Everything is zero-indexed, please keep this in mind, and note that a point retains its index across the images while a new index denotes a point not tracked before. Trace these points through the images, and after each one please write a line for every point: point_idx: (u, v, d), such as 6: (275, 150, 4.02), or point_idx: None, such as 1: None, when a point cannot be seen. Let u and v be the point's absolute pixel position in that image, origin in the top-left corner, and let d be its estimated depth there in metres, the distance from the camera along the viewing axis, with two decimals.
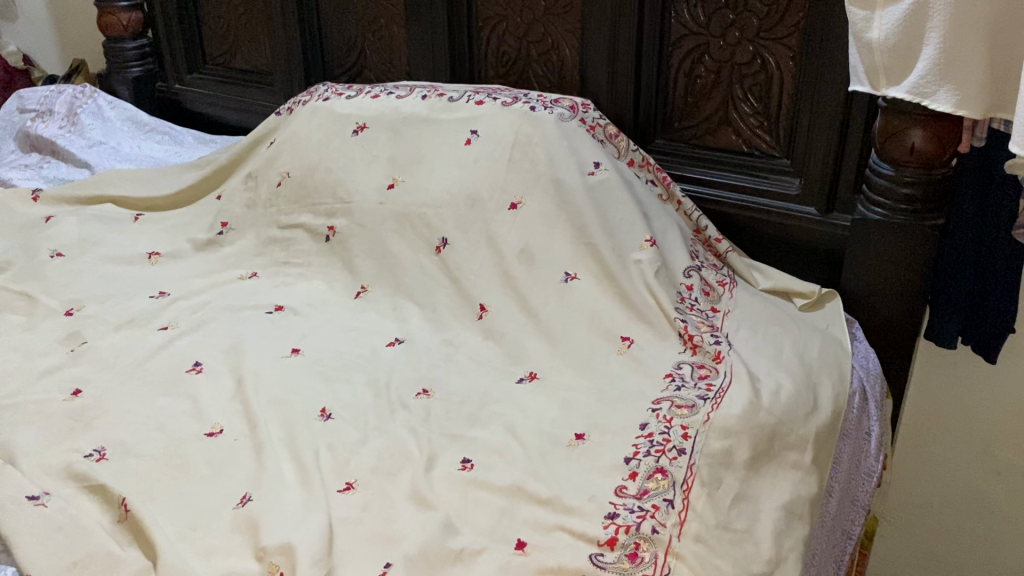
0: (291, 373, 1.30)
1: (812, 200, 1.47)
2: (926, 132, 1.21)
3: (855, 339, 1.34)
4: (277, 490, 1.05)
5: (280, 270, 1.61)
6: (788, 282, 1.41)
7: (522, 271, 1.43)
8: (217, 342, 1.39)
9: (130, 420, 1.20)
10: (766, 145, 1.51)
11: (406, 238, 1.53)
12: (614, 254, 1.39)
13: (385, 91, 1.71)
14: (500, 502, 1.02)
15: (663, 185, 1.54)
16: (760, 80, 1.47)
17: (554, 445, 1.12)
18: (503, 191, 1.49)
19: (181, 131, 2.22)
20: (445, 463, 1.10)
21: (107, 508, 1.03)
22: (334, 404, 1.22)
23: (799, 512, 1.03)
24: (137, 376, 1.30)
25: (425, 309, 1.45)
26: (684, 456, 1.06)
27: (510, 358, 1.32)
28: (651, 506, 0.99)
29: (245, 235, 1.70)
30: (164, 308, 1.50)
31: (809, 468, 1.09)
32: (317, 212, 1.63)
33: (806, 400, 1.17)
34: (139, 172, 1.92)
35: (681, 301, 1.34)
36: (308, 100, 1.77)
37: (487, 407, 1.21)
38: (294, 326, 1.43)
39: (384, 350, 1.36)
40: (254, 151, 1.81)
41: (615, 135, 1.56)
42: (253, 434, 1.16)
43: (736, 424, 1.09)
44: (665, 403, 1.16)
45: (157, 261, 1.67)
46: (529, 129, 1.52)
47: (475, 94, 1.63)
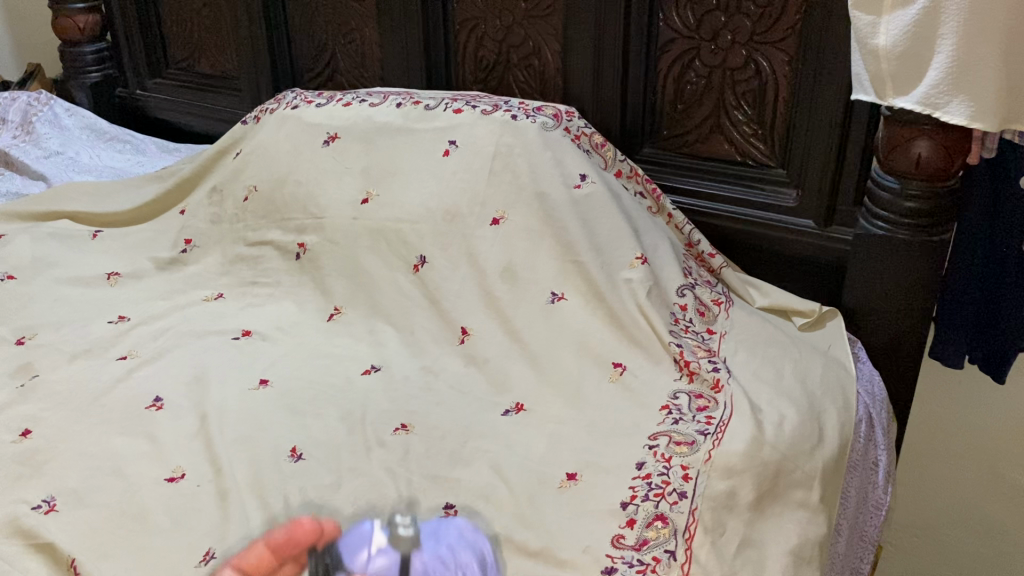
0: (259, 408, 1.20)
1: (809, 212, 1.40)
2: (933, 143, 1.14)
3: (858, 361, 1.27)
4: (243, 544, 0.96)
5: (247, 290, 1.52)
6: (786, 300, 1.34)
7: (505, 291, 1.34)
8: (179, 373, 1.29)
9: (83, 464, 1.10)
10: (759, 154, 1.44)
11: (381, 255, 1.44)
12: (604, 274, 1.30)
13: (357, 98, 1.62)
14: (487, 553, 0.94)
15: (653, 197, 1.47)
16: (754, 86, 1.40)
17: (543, 486, 1.04)
18: (484, 206, 1.40)
19: (144, 139, 2.12)
20: (426, 507, 1.01)
21: (54, 568, 0.93)
22: (305, 442, 1.13)
23: (808, 557, 0.96)
24: (92, 414, 1.20)
25: (402, 333, 1.37)
26: (686, 501, 0.98)
27: (494, 387, 1.24)
28: (651, 559, 0.91)
29: (210, 253, 1.61)
30: (123, 335, 1.40)
31: (817, 507, 1.02)
32: (286, 227, 1.54)
33: (811, 432, 1.09)
34: (98, 186, 1.83)
35: (675, 323, 1.27)
36: (275, 109, 1.67)
37: (469, 443, 1.12)
38: (263, 353, 1.34)
39: (359, 379, 1.27)
40: (220, 162, 1.71)
41: (601, 145, 1.47)
42: (217, 478, 1.07)
43: (739, 462, 1.02)
44: (662, 439, 1.09)
45: (117, 282, 1.57)
46: (511, 139, 1.43)
47: (453, 102, 1.54)
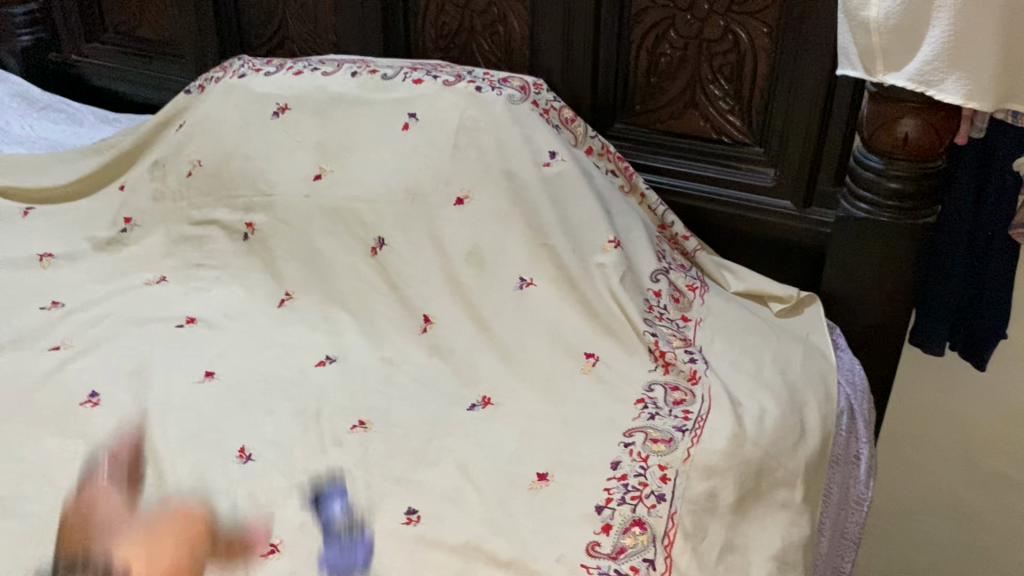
0: (205, 404, 1.12)
1: (788, 192, 1.35)
2: (920, 122, 1.08)
3: (838, 349, 1.23)
4: (186, 558, 0.88)
5: (193, 273, 1.42)
6: (764, 285, 1.29)
7: (471, 276, 1.27)
8: (117, 365, 1.20)
9: (10, 469, 1.01)
10: (736, 131, 1.38)
11: (337, 236, 1.35)
12: (575, 257, 1.24)
13: (309, 66, 1.52)
14: (453, 563, 0.87)
15: (625, 175, 1.40)
16: (731, 59, 1.34)
17: (513, 488, 0.97)
18: (448, 184, 1.32)
19: (81, 109, 1.99)
20: (387, 512, 0.94)
21: None
22: (255, 442, 1.05)
23: (792, 562, 0.91)
24: (22, 411, 1.10)
25: (360, 320, 1.29)
26: (664, 504, 0.92)
27: (459, 379, 1.17)
28: (629, 569, 0.84)
29: (152, 232, 1.50)
30: (57, 323, 1.30)
31: (800, 508, 0.97)
32: (234, 206, 1.44)
33: (793, 426, 1.04)
34: (30, 160, 1.71)
35: (649, 310, 1.21)
36: (221, 77, 1.56)
37: (433, 441, 1.05)
38: (209, 342, 1.25)
39: (313, 371, 1.19)
40: (162, 134, 1.60)
41: (571, 120, 1.40)
42: (159, 484, 0.98)
43: (720, 462, 0.96)
44: (638, 436, 1.02)
45: (50, 264, 1.46)
46: (475, 113, 1.35)
47: (413, 72, 1.44)
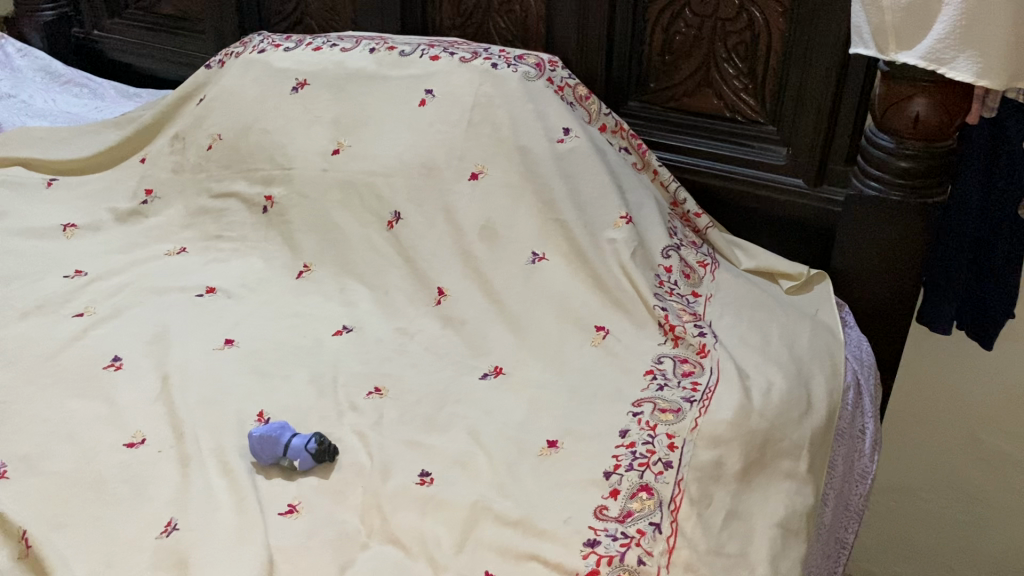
0: (224, 369, 1.15)
1: (799, 171, 1.36)
2: (931, 101, 1.09)
3: (846, 325, 1.24)
4: (206, 514, 0.91)
5: (212, 244, 1.45)
6: (773, 263, 1.31)
7: (484, 250, 1.29)
8: (138, 331, 1.23)
9: (36, 427, 1.04)
10: (749, 110, 1.39)
11: (353, 210, 1.37)
12: (587, 232, 1.26)
13: (327, 42, 1.54)
14: (464, 524, 0.89)
15: (638, 153, 1.42)
16: (746, 38, 1.35)
17: (522, 454, 0.99)
18: (462, 159, 1.34)
19: (102, 83, 2.03)
20: (400, 474, 0.97)
21: (4, 541, 0.87)
22: (273, 407, 1.08)
23: (794, 529, 0.92)
24: (47, 374, 1.13)
25: (375, 292, 1.31)
26: (671, 471, 0.94)
27: (471, 350, 1.19)
28: (636, 532, 0.87)
29: (172, 204, 1.53)
30: (79, 290, 1.33)
31: (804, 478, 0.99)
32: (252, 178, 1.47)
33: (800, 399, 1.06)
34: (52, 132, 1.74)
35: (659, 285, 1.22)
36: (241, 52, 1.59)
37: (445, 408, 1.08)
38: (228, 311, 1.28)
39: (329, 340, 1.21)
40: (182, 109, 1.63)
41: (585, 97, 1.42)
42: (180, 444, 1.01)
43: (726, 431, 0.98)
44: (647, 406, 1.04)
45: (73, 234, 1.49)
46: (490, 89, 1.37)
47: (430, 48, 1.46)
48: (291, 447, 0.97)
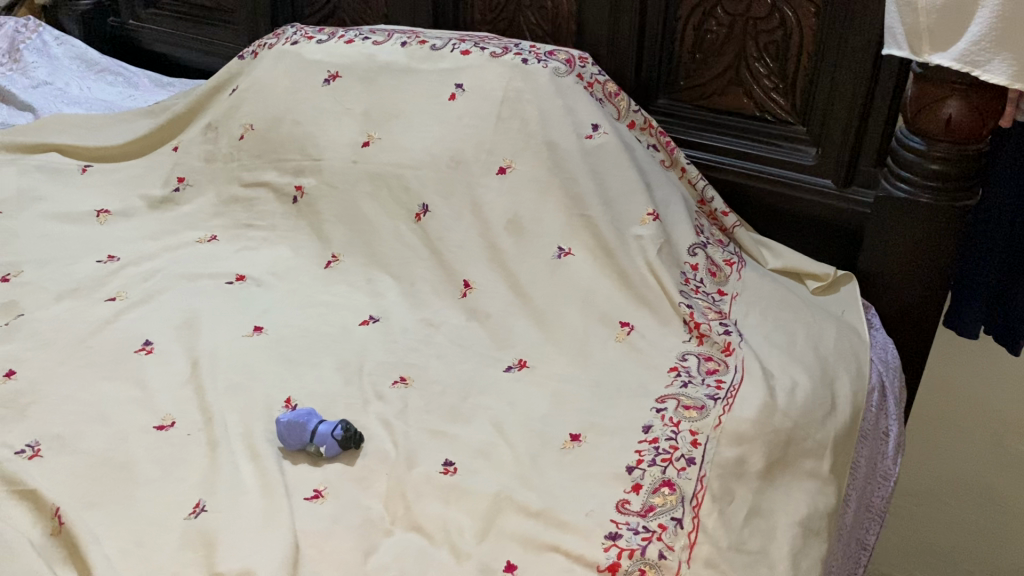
0: (253, 356, 1.16)
1: (828, 171, 1.36)
2: (964, 104, 1.08)
3: (871, 327, 1.24)
4: (234, 497, 0.92)
5: (242, 233, 1.46)
6: (800, 263, 1.31)
7: (510, 243, 1.30)
8: (169, 316, 1.25)
9: (69, 408, 1.06)
10: (779, 109, 1.39)
11: (382, 201, 1.39)
12: (613, 228, 1.26)
13: (360, 35, 1.55)
14: (487, 514, 0.90)
15: (666, 150, 1.42)
16: (778, 37, 1.35)
17: (545, 446, 1.00)
18: (490, 153, 1.35)
19: (135, 72, 2.06)
20: (425, 463, 0.98)
21: (38, 517, 0.89)
22: (300, 394, 1.09)
23: (816, 528, 0.93)
24: (79, 356, 1.16)
25: (401, 283, 1.32)
26: (694, 467, 0.94)
27: (496, 342, 1.20)
28: (657, 526, 0.87)
29: (204, 193, 1.55)
30: (111, 275, 1.35)
31: (826, 478, 0.99)
32: (283, 169, 1.48)
33: (824, 399, 1.06)
34: (87, 119, 1.76)
35: (685, 283, 1.23)
36: (274, 43, 1.60)
37: (469, 399, 1.09)
38: (256, 298, 1.29)
39: (356, 329, 1.23)
40: (215, 98, 1.65)
41: (615, 94, 1.42)
42: (208, 428, 1.03)
43: (750, 429, 0.98)
44: (671, 402, 1.05)
45: (106, 219, 1.51)
46: (520, 84, 1.37)
47: (461, 43, 1.47)
48: (317, 432, 0.98)
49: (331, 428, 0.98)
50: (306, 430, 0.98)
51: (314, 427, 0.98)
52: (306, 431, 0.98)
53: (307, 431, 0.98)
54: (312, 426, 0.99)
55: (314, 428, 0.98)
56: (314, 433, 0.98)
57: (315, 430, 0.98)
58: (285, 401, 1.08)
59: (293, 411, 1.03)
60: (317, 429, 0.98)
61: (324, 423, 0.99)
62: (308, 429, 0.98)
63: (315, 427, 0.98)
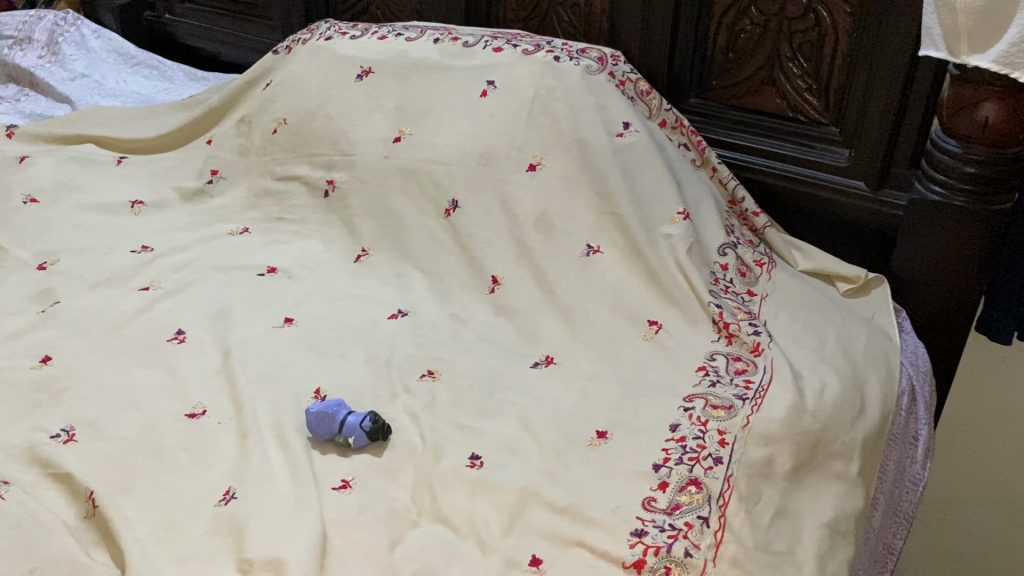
0: (283, 347, 1.18)
1: (861, 173, 1.35)
2: (1000, 106, 1.07)
3: (902, 331, 1.23)
4: (263, 484, 0.93)
5: (274, 226, 1.48)
6: (831, 265, 1.30)
7: (539, 240, 1.30)
8: (201, 307, 1.26)
9: (103, 394, 1.08)
10: (812, 110, 1.39)
11: (412, 197, 1.40)
12: (643, 226, 1.26)
13: (393, 31, 1.56)
14: (513, 508, 0.91)
15: (697, 150, 1.42)
16: (812, 37, 1.34)
17: (572, 442, 1.00)
18: (521, 150, 1.35)
19: (171, 66, 2.09)
20: (452, 456, 0.98)
21: (73, 500, 0.91)
22: (329, 385, 1.10)
23: (843, 531, 0.92)
24: (114, 343, 1.18)
25: (430, 278, 1.33)
26: (721, 466, 0.94)
27: (524, 338, 1.20)
28: (683, 525, 0.87)
29: (236, 185, 1.57)
30: (145, 265, 1.37)
31: (854, 480, 0.98)
32: (315, 163, 1.50)
33: (853, 401, 1.05)
34: (123, 111, 1.79)
35: (715, 282, 1.23)
36: (308, 39, 1.62)
37: (497, 394, 1.09)
38: (287, 291, 1.31)
39: (385, 323, 1.24)
40: (249, 93, 1.67)
41: (646, 92, 1.42)
42: (239, 416, 1.04)
43: (778, 430, 0.97)
44: (699, 402, 1.04)
45: (140, 210, 1.54)
46: (552, 82, 1.38)
47: (493, 40, 1.47)
48: (346, 423, 0.99)
49: (359, 420, 0.99)
50: (335, 421, 0.99)
51: (343, 418, 0.99)
52: (334, 422, 0.99)
53: (336, 422, 0.99)
54: (340, 417, 0.99)
55: (343, 419, 0.99)
56: (343, 424, 0.99)
57: (344, 421, 0.99)
58: (315, 392, 1.09)
59: (323, 401, 1.04)
60: (345, 420, 0.99)
61: (352, 414, 0.99)
62: (338, 419, 1.00)
63: (344, 419, 0.99)
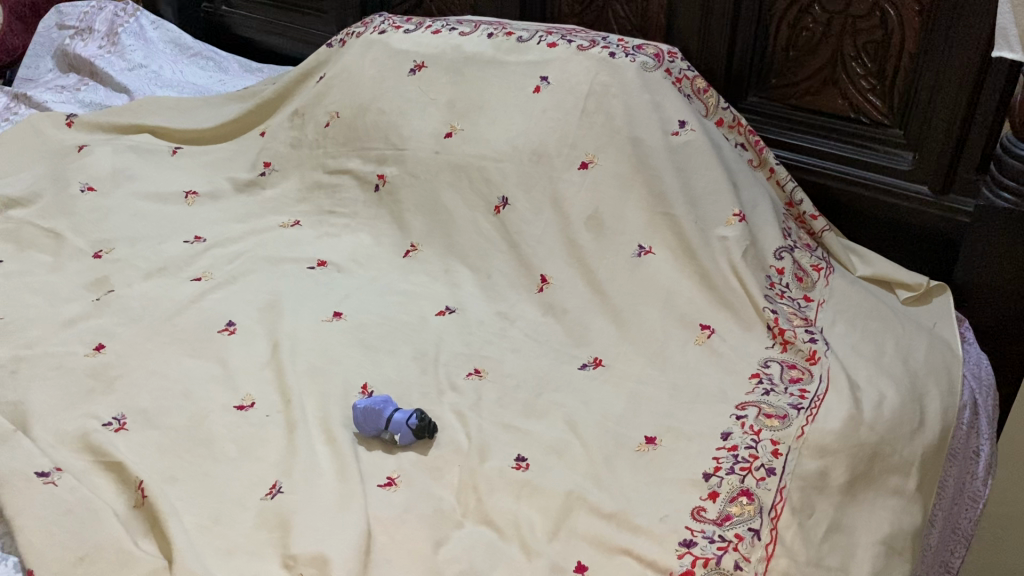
0: (332, 340, 1.18)
1: (925, 177, 1.31)
2: None
3: (965, 341, 1.19)
4: (309, 478, 0.93)
5: (324, 219, 1.48)
6: (891, 271, 1.26)
7: (590, 240, 1.29)
8: (252, 298, 1.27)
9: (155, 382, 1.09)
10: (875, 111, 1.35)
11: (462, 193, 1.38)
12: (697, 228, 1.24)
13: (446, 26, 1.55)
14: (558, 513, 0.89)
15: (755, 150, 1.39)
16: (877, 36, 1.30)
17: (620, 448, 0.98)
18: (573, 148, 1.34)
19: (226, 57, 2.12)
20: (497, 457, 0.97)
21: (122, 489, 0.92)
22: (376, 381, 1.10)
23: (899, 548, 0.89)
24: (166, 332, 1.19)
25: (479, 275, 1.32)
26: (774, 478, 0.91)
27: (572, 339, 1.19)
28: (733, 536, 0.85)
29: (288, 178, 1.58)
30: (198, 256, 1.39)
31: (912, 496, 0.95)
32: (367, 157, 1.50)
33: (912, 414, 1.01)
34: (180, 101, 1.81)
35: (770, 287, 1.20)
36: (362, 32, 1.62)
37: (544, 394, 1.08)
38: (337, 285, 1.31)
39: (432, 319, 1.23)
40: (303, 85, 1.67)
41: (703, 90, 1.40)
42: (286, 410, 1.04)
43: (834, 442, 0.94)
44: (751, 410, 1.02)
45: (194, 201, 1.55)
46: (607, 78, 1.36)
47: (548, 35, 1.46)
48: (393, 420, 0.98)
49: (407, 417, 0.98)
50: (382, 416, 0.99)
51: (391, 414, 0.99)
52: (381, 417, 0.99)
53: (383, 417, 0.99)
54: (388, 413, 0.99)
55: (391, 415, 0.99)
56: (390, 420, 0.99)
57: (391, 417, 0.99)
58: (363, 389, 1.09)
59: (369, 397, 1.04)
60: (393, 416, 0.99)
61: (400, 411, 0.99)
62: (385, 415, 0.99)
63: (392, 415, 0.99)
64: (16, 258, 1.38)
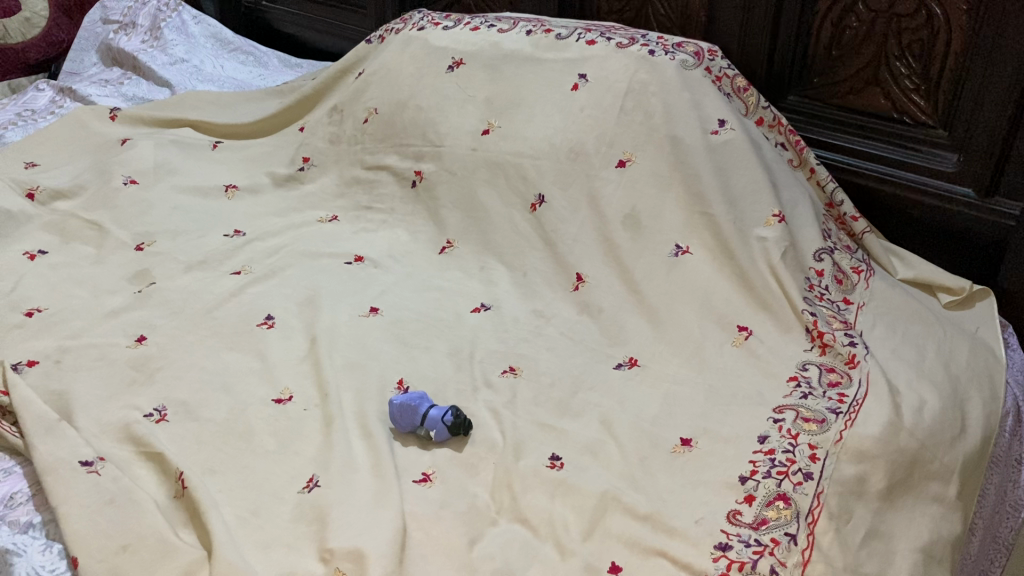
0: (368, 335, 1.19)
1: (969, 179, 1.29)
2: None
3: (1009, 346, 1.18)
4: (346, 472, 0.93)
5: (362, 214, 1.50)
6: (933, 274, 1.24)
7: (627, 239, 1.28)
8: (290, 292, 1.28)
9: (196, 374, 1.10)
10: (918, 111, 1.33)
11: (499, 190, 1.39)
12: (735, 228, 1.22)
13: (485, 23, 1.55)
14: (592, 512, 0.89)
15: (795, 149, 1.37)
16: (922, 36, 1.28)
17: (655, 449, 0.98)
18: (611, 146, 1.34)
19: (266, 52, 2.15)
20: (533, 455, 0.97)
21: (163, 479, 0.93)
22: (412, 377, 1.11)
23: (938, 557, 0.88)
24: (206, 325, 1.20)
25: (515, 273, 1.32)
26: (812, 482, 0.90)
27: (608, 339, 1.19)
28: (769, 540, 0.84)
29: (327, 173, 1.59)
30: (238, 249, 1.40)
31: (953, 504, 0.93)
32: (404, 153, 1.50)
33: (952, 421, 0.99)
34: (220, 96, 1.83)
35: (809, 289, 1.19)
36: (401, 29, 1.62)
37: (579, 394, 1.08)
38: (374, 280, 1.32)
39: (468, 317, 1.24)
40: (342, 81, 1.68)
41: (744, 89, 1.38)
42: (324, 404, 1.05)
43: (873, 447, 0.93)
44: (789, 414, 1.01)
45: (233, 195, 1.57)
46: (646, 76, 1.35)
47: (587, 33, 1.45)
48: (428, 417, 0.99)
49: (441, 414, 0.99)
50: (417, 412, 0.99)
51: (427, 410, 0.99)
52: (417, 414, 0.99)
53: (418, 414, 0.99)
54: (424, 409, 1.00)
55: (426, 411, 0.99)
56: (426, 416, 0.99)
57: (427, 413, 0.99)
58: (399, 386, 1.09)
59: (405, 393, 1.04)
60: (428, 412, 0.99)
61: (435, 408, 0.99)
62: (421, 412, 1.00)
63: (427, 411, 0.99)
64: (61, 250, 1.41)
